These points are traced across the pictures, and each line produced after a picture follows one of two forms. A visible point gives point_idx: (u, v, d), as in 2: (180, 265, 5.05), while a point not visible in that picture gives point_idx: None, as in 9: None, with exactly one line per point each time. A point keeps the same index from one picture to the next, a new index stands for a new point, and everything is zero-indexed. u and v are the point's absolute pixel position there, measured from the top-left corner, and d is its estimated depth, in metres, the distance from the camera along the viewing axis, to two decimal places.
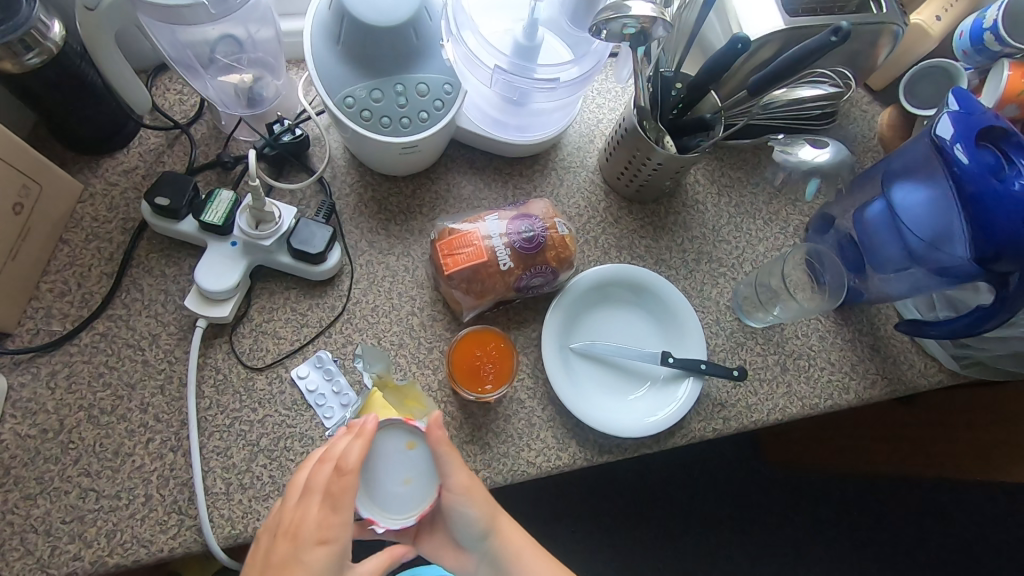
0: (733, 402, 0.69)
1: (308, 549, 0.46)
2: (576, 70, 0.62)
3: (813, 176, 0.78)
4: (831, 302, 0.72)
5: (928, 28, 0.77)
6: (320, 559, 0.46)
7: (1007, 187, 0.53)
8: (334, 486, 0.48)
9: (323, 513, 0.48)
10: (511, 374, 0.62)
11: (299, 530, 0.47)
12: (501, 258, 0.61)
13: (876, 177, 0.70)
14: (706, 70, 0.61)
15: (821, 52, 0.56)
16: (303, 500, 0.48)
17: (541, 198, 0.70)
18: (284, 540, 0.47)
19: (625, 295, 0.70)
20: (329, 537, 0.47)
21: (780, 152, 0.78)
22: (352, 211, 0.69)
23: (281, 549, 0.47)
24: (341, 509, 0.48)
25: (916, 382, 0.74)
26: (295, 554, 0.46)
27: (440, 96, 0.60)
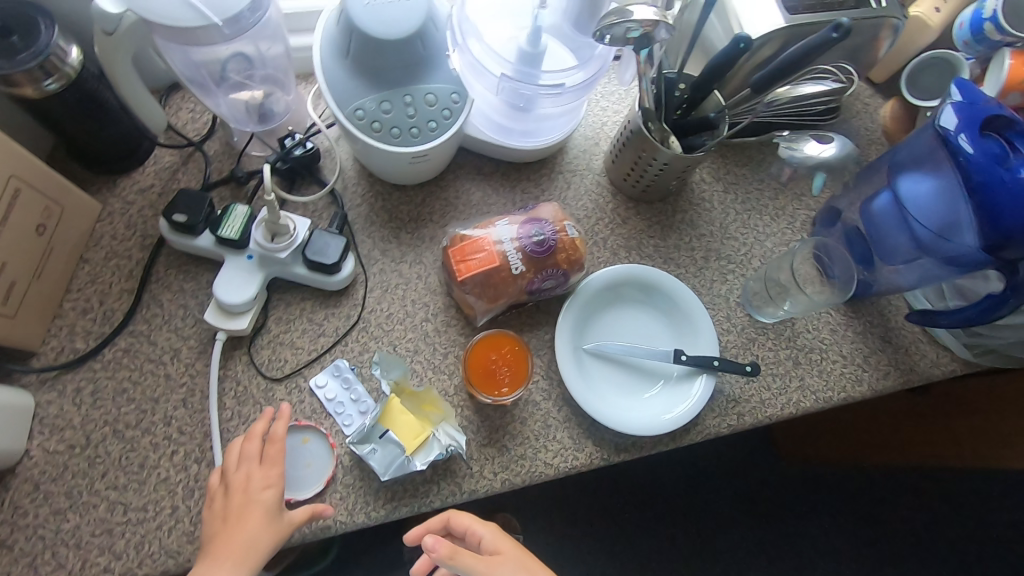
0: (747, 398, 0.70)
1: (256, 495, 0.53)
2: (581, 75, 0.64)
3: (819, 171, 0.78)
4: (840, 296, 0.73)
5: (927, 20, 0.76)
6: (268, 500, 0.54)
7: (1014, 174, 0.54)
8: (267, 451, 0.56)
9: (264, 468, 0.55)
10: (525, 380, 0.62)
11: (244, 487, 0.54)
12: (513, 263, 0.61)
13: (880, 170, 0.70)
14: (711, 71, 0.62)
15: (826, 48, 0.57)
16: (238, 466, 0.55)
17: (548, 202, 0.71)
18: (234, 496, 0.53)
19: (636, 295, 0.70)
20: (272, 484, 0.55)
21: (785, 148, 0.79)
22: (364, 221, 0.70)
23: (231, 503, 0.53)
24: (278, 464, 0.56)
25: (929, 371, 0.74)
26: (247, 502, 0.53)
27: (448, 105, 0.61)
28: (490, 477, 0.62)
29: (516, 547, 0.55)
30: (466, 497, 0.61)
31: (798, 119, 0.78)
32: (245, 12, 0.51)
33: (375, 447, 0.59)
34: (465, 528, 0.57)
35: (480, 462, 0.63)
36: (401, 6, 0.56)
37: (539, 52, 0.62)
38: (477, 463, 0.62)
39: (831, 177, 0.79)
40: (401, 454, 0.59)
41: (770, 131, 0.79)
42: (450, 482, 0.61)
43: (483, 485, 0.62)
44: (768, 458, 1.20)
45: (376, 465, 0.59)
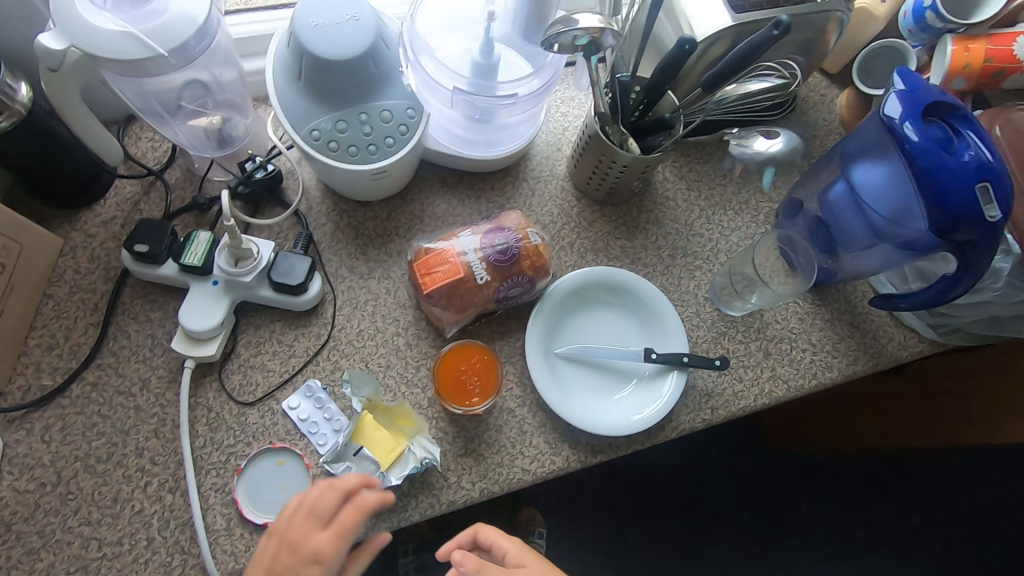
0: (720, 391, 0.71)
1: (305, 561, 0.51)
2: (535, 83, 0.64)
3: (768, 167, 0.80)
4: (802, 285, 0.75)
5: (874, 11, 0.78)
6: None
7: (957, 158, 0.55)
8: (341, 516, 0.53)
9: (325, 536, 0.52)
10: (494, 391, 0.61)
11: (303, 543, 0.52)
12: (477, 273, 0.61)
13: (831, 159, 0.71)
14: (659, 74, 0.63)
15: (767, 45, 0.58)
16: (302, 520, 0.53)
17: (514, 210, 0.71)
18: (285, 552, 0.52)
19: (605, 297, 0.71)
20: (324, 556, 0.52)
21: (738, 145, 0.80)
22: (330, 239, 0.70)
23: (281, 558, 0.52)
24: (343, 538, 0.53)
25: (897, 354, 0.76)
26: (294, 568, 0.51)
27: (404, 120, 0.61)
28: (468, 487, 0.63)
29: (540, 562, 0.55)
30: (445, 508, 0.62)
31: (749, 115, 0.81)
32: (192, 41, 0.51)
33: (349, 465, 0.60)
34: (490, 541, 0.57)
35: (457, 472, 0.63)
36: (349, 26, 0.56)
37: (492, 63, 0.63)
38: (454, 473, 0.63)
39: (782, 172, 0.81)
40: (375, 470, 0.59)
41: (720, 131, 0.82)
42: (428, 494, 0.62)
43: (462, 495, 0.62)
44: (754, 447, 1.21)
45: None
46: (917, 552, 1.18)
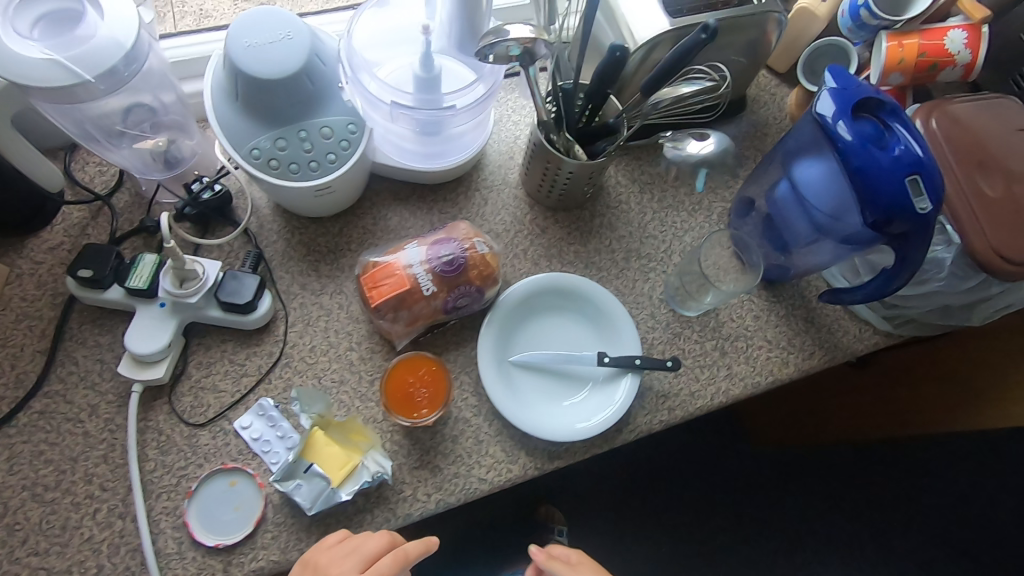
0: (677, 392, 0.71)
1: None
2: (473, 94, 0.65)
3: (700, 168, 0.81)
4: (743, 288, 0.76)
5: (814, 11, 0.78)
6: None
7: (888, 154, 0.56)
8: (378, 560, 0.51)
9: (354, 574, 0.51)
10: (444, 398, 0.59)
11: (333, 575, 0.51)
12: (423, 284, 0.61)
13: (772, 158, 0.71)
14: (596, 83, 0.63)
15: (699, 49, 0.58)
16: (339, 558, 0.52)
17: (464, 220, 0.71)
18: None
19: (558, 303, 0.71)
20: None
21: (672, 148, 0.81)
22: (281, 256, 0.70)
23: None
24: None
25: (852, 347, 0.77)
26: None
27: (345, 136, 0.62)
28: (424, 499, 0.63)
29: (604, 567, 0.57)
30: (401, 521, 0.62)
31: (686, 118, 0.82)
32: (120, 65, 0.52)
33: (300, 482, 0.59)
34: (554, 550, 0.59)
35: (412, 485, 0.63)
36: (282, 45, 0.56)
37: (432, 77, 0.62)
38: (409, 486, 0.63)
39: (714, 173, 0.82)
40: (327, 486, 0.59)
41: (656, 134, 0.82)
42: (383, 508, 0.62)
43: (418, 508, 0.62)
44: (729, 441, 1.25)
45: (302, 501, 0.58)
46: (890, 542, 1.21)
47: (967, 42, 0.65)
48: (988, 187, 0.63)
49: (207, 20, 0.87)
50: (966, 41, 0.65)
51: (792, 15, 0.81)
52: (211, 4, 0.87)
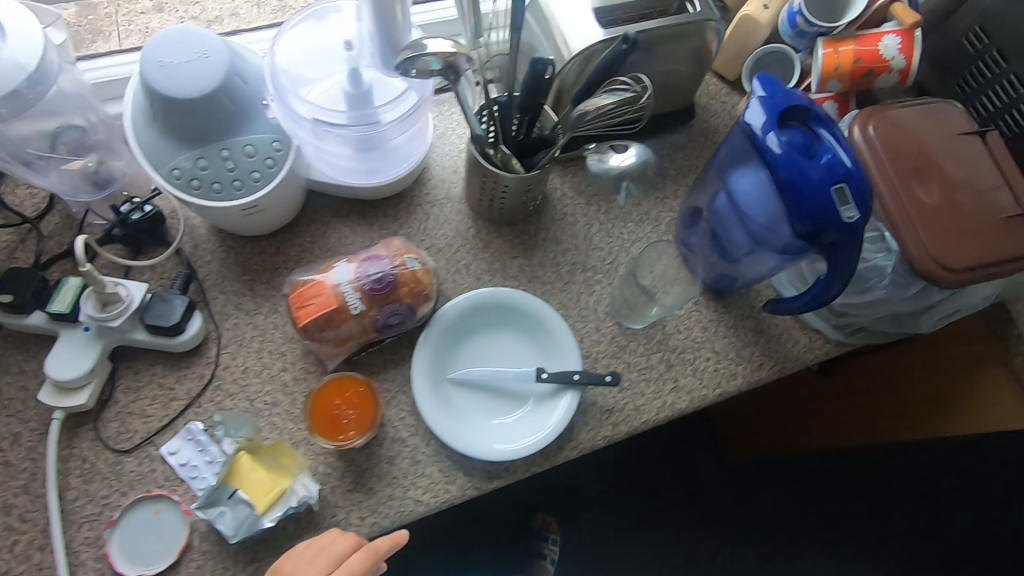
0: (621, 407, 0.70)
1: None
2: (400, 108, 0.64)
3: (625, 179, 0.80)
4: (679, 300, 0.76)
5: (757, 18, 0.77)
6: None
7: (816, 164, 0.55)
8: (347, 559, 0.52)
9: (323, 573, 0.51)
10: (371, 419, 0.58)
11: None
12: (350, 303, 0.60)
13: (708, 169, 0.70)
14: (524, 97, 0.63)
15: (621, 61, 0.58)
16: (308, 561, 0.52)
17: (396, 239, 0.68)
18: None
19: (498, 319, 0.70)
20: None
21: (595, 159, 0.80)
22: (215, 276, 0.69)
23: None
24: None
25: (802, 356, 0.75)
26: None
27: (270, 154, 0.61)
28: (357, 523, 0.61)
29: None
30: None
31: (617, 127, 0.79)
32: (24, 87, 0.51)
33: (223, 509, 0.57)
34: None
35: (346, 508, 0.62)
36: (197, 64, 0.55)
37: (363, 91, 0.63)
38: (342, 510, 0.62)
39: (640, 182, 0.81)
40: (250, 512, 0.58)
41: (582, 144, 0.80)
42: (314, 534, 0.61)
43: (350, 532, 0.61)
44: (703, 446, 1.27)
45: (225, 528, 0.57)
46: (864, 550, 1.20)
47: (902, 47, 0.64)
48: (925, 194, 0.63)
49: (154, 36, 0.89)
50: (901, 47, 0.65)
51: (735, 23, 0.79)
52: (156, 22, 0.90)
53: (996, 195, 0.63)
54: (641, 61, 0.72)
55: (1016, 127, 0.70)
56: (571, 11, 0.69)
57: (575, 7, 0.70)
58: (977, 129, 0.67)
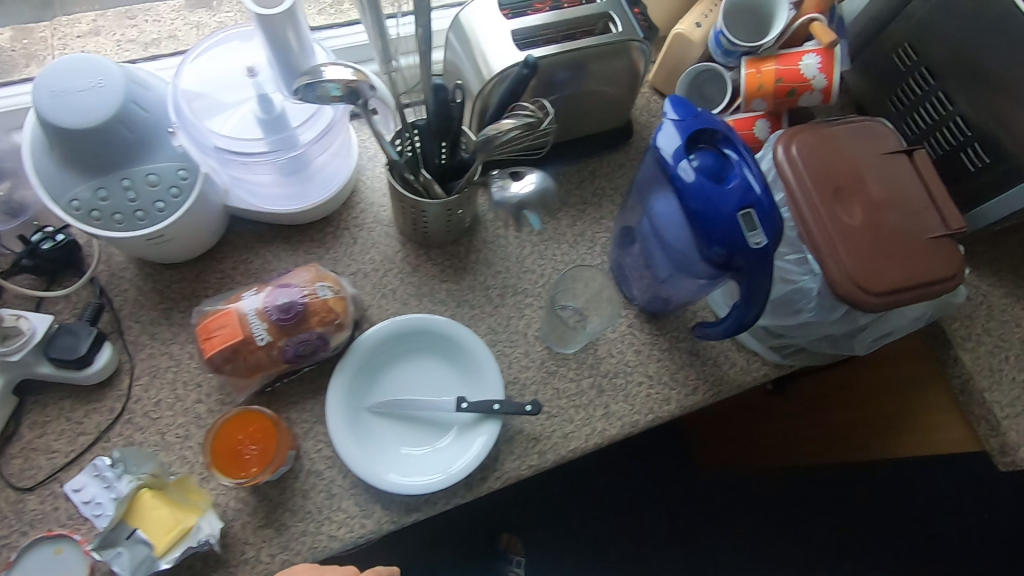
0: (549, 434, 0.68)
1: None
2: (311, 132, 0.64)
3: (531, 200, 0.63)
4: (599, 326, 0.73)
5: (689, 36, 0.76)
6: None
7: (723, 189, 0.53)
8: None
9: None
10: (274, 454, 0.56)
11: None
12: (257, 333, 0.59)
13: (631, 194, 0.69)
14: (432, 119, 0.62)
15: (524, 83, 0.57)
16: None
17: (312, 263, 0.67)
18: None
19: (420, 345, 0.68)
20: None
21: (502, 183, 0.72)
22: (131, 305, 0.68)
23: None
24: None
25: (739, 379, 0.74)
26: None
27: (175, 183, 0.59)
28: (267, 560, 0.60)
29: None
30: None
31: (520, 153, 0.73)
32: None
33: (120, 550, 0.56)
34: None
35: (256, 545, 0.60)
36: (91, 93, 0.54)
37: (276, 116, 0.63)
38: (252, 547, 0.60)
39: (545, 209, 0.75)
40: (149, 553, 0.56)
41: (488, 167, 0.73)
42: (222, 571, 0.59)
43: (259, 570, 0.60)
44: (671, 462, 1.21)
45: (121, 570, 0.55)
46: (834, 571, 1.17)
47: (821, 66, 0.64)
48: (846, 215, 0.61)
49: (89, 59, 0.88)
50: (820, 66, 0.64)
51: (670, 41, 0.79)
52: (92, 46, 0.89)
53: (920, 215, 0.62)
54: (570, 81, 0.71)
55: (955, 138, 0.68)
56: (492, 30, 0.67)
57: (496, 26, 0.67)
58: (903, 148, 0.65)
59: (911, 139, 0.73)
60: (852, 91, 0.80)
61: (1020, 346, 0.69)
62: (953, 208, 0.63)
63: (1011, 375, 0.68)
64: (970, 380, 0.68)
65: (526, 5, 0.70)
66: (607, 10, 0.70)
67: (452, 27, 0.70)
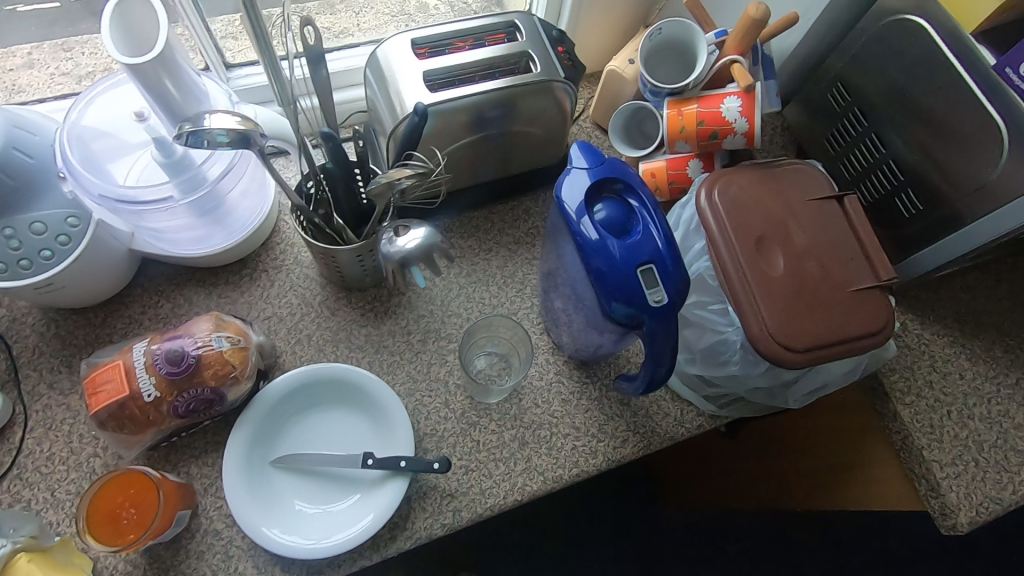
0: (464, 491, 0.65)
1: None
2: (217, 169, 0.62)
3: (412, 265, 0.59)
4: (517, 377, 0.70)
5: (621, 73, 0.74)
6: None
7: (623, 243, 0.51)
8: None
9: None
10: (151, 519, 0.54)
11: None
12: (144, 389, 0.56)
13: (549, 238, 0.67)
14: (331, 166, 0.60)
15: (418, 135, 0.57)
16: None
17: (217, 311, 0.64)
18: None
19: (330, 396, 0.65)
20: None
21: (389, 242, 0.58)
22: (32, 352, 0.65)
23: None
24: None
25: (672, 432, 0.69)
26: None
27: (63, 230, 0.57)
28: None
29: None
30: None
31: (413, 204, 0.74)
32: None
33: None
34: None
35: None
36: None
37: (178, 159, 0.60)
38: None
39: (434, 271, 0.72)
40: None
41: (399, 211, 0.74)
42: None
43: None
44: None
45: None
46: None
47: (742, 109, 0.61)
48: (769, 266, 0.59)
49: (21, 94, 0.82)
50: (741, 109, 0.62)
51: (604, 78, 0.77)
52: (26, 79, 0.83)
53: (847, 265, 0.59)
54: (501, 119, 0.66)
55: (888, 183, 0.65)
56: (407, 67, 0.65)
57: (413, 63, 0.65)
58: (834, 194, 0.63)
59: (848, 180, 0.70)
60: (795, 128, 0.77)
61: (963, 401, 0.65)
62: (885, 258, 0.60)
63: (952, 432, 0.64)
64: (909, 437, 0.64)
65: (446, 43, 0.68)
66: (526, 49, 0.67)
67: (370, 64, 0.68)
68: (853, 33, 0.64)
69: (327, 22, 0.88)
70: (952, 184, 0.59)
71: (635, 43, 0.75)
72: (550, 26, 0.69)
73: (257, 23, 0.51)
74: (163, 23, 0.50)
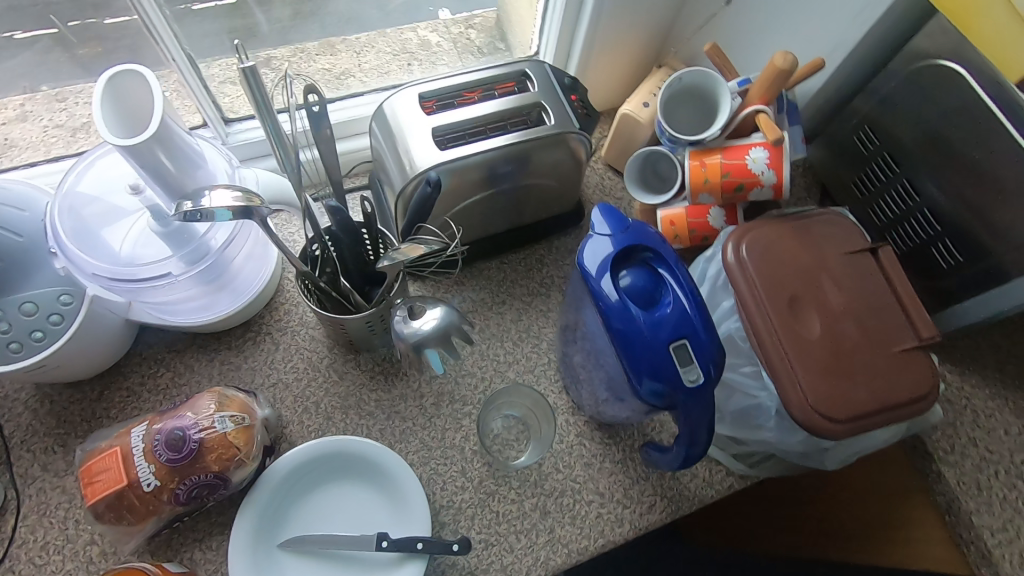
0: (484, 568, 0.61)
1: None
2: (217, 239, 0.58)
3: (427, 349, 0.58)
4: (532, 455, 0.66)
5: (636, 116, 0.71)
6: None
7: (652, 316, 0.48)
8: None
9: None
10: None
11: None
12: (143, 478, 0.53)
13: (567, 296, 0.63)
14: (338, 232, 0.56)
15: (431, 202, 0.55)
16: None
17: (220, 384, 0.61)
18: None
19: (338, 470, 0.62)
20: None
21: (402, 322, 0.58)
22: (25, 431, 0.62)
23: None
24: None
25: (701, 495, 0.66)
26: None
27: (55, 309, 0.54)
28: None
29: None
30: None
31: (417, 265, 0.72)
32: None
33: None
34: None
35: None
36: None
37: (176, 229, 0.59)
38: None
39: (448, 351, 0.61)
40: None
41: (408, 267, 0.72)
42: None
43: None
44: None
45: None
46: None
47: (769, 162, 0.59)
48: (803, 327, 0.55)
49: (14, 150, 0.76)
50: (769, 160, 0.59)
51: (617, 121, 0.74)
52: (18, 132, 0.77)
53: (884, 325, 0.56)
54: (513, 173, 0.64)
55: (923, 231, 0.62)
56: (416, 121, 0.62)
57: (422, 117, 0.62)
58: (868, 246, 0.60)
59: (879, 226, 0.67)
60: (818, 169, 0.74)
61: (1010, 460, 0.63)
62: (925, 315, 0.57)
63: (1000, 494, 0.61)
64: (955, 501, 0.62)
65: (455, 94, 0.65)
66: (538, 99, 0.64)
67: (376, 117, 0.65)
68: (881, 75, 0.61)
69: (327, 63, 0.83)
70: (994, 238, 0.56)
71: (649, 85, 0.73)
72: (562, 73, 0.66)
73: (258, 90, 0.47)
74: (156, 98, 0.48)
